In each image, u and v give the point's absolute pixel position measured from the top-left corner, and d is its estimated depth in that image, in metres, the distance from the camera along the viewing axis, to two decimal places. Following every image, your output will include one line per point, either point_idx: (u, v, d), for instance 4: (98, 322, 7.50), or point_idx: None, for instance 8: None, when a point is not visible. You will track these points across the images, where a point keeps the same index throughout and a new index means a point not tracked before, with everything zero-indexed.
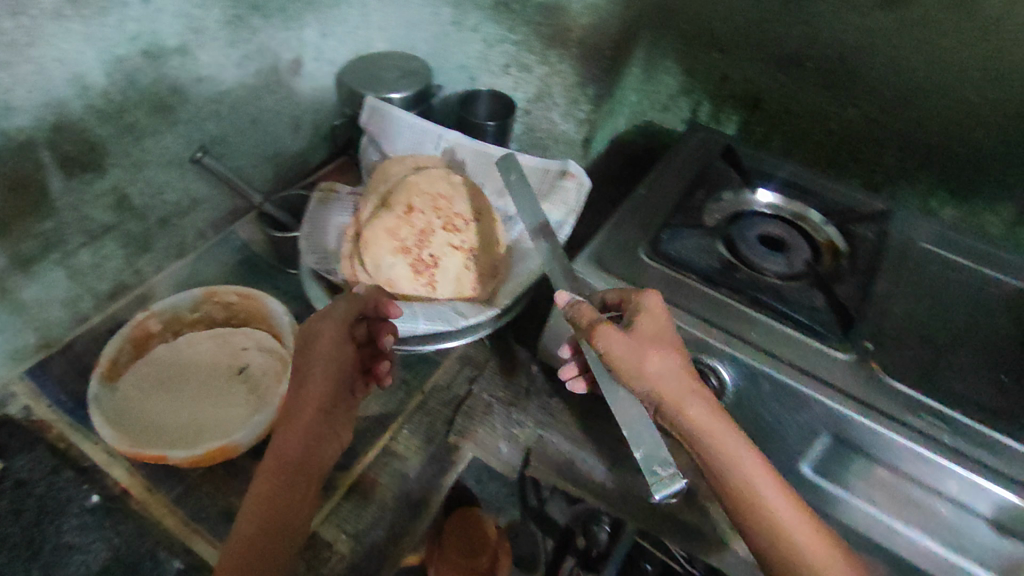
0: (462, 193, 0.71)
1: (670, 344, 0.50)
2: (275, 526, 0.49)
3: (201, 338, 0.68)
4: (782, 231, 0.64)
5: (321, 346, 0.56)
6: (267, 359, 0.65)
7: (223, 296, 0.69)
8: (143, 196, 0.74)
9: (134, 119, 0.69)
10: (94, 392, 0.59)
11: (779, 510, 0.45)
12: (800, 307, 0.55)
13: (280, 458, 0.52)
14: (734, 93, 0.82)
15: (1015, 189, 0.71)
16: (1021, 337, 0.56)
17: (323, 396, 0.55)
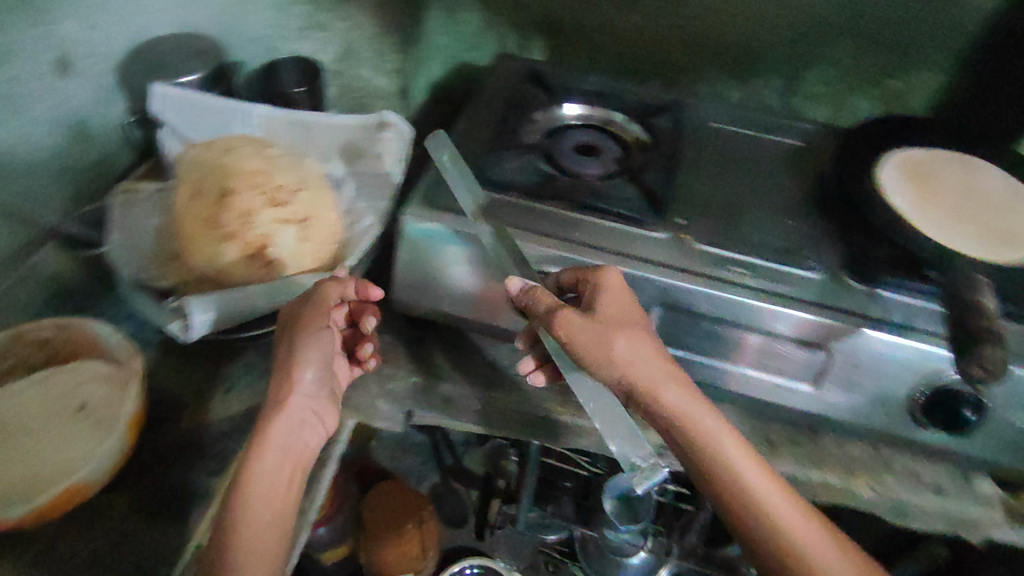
0: (279, 165, 0.67)
1: (640, 325, 0.52)
2: (268, 520, 0.49)
3: (21, 386, 0.61)
4: (593, 138, 0.69)
5: (310, 327, 0.56)
6: (102, 386, 0.60)
7: (34, 335, 0.61)
8: None
9: None
10: None
11: (753, 485, 0.49)
12: (619, 200, 0.60)
13: (269, 449, 0.51)
14: (534, 22, 0.85)
15: (780, 63, 0.81)
16: (796, 187, 0.65)
17: (308, 384, 0.55)
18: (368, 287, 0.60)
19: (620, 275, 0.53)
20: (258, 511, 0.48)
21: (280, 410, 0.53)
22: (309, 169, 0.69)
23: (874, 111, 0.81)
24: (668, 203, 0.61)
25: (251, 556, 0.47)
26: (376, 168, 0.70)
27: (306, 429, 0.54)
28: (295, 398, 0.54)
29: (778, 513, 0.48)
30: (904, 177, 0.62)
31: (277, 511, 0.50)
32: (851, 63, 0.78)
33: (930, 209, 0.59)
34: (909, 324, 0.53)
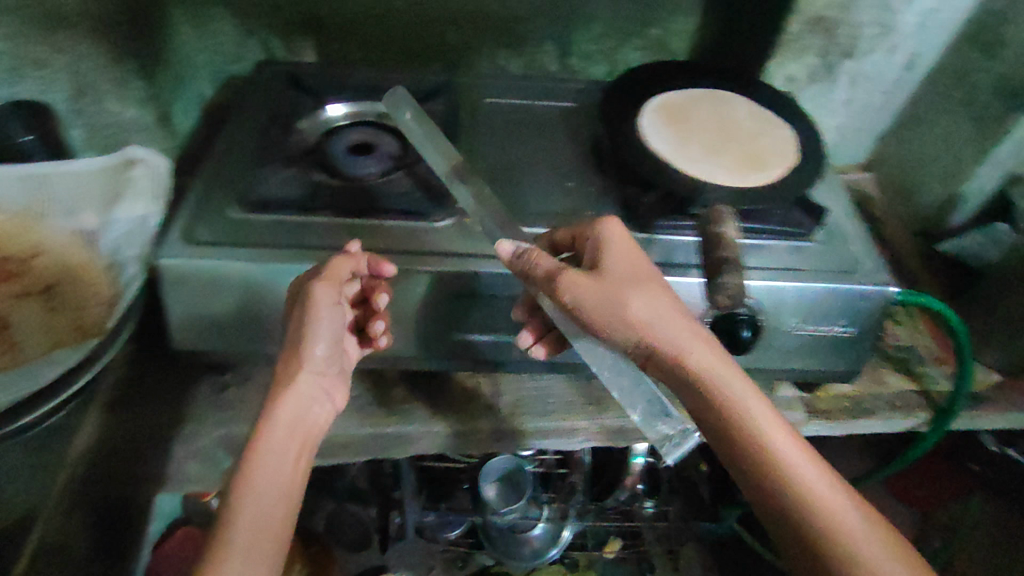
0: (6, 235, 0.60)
1: (651, 283, 0.50)
2: (286, 489, 0.48)
3: None
4: (367, 135, 0.66)
5: (319, 306, 0.52)
6: None
7: None
8: None
9: None
10: None
11: (780, 448, 0.46)
12: (395, 196, 0.59)
13: (280, 417, 0.52)
14: (294, 21, 0.80)
15: (548, 29, 0.82)
16: (573, 148, 0.67)
17: (319, 362, 0.56)
18: (381, 264, 0.54)
19: (620, 225, 0.52)
20: (269, 481, 0.47)
21: (286, 391, 0.53)
22: (48, 238, 0.61)
23: (643, 59, 0.86)
24: (447, 189, 0.61)
25: (266, 513, 0.46)
26: (128, 213, 0.63)
27: (312, 407, 0.55)
28: (301, 376, 0.55)
29: (790, 461, 0.45)
30: (661, 122, 0.65)
31: (285, 483, 0.48)
32: (612, 19, 0.82)
33: (687, 149, 0.63)
34: (677, 262, 0.56)
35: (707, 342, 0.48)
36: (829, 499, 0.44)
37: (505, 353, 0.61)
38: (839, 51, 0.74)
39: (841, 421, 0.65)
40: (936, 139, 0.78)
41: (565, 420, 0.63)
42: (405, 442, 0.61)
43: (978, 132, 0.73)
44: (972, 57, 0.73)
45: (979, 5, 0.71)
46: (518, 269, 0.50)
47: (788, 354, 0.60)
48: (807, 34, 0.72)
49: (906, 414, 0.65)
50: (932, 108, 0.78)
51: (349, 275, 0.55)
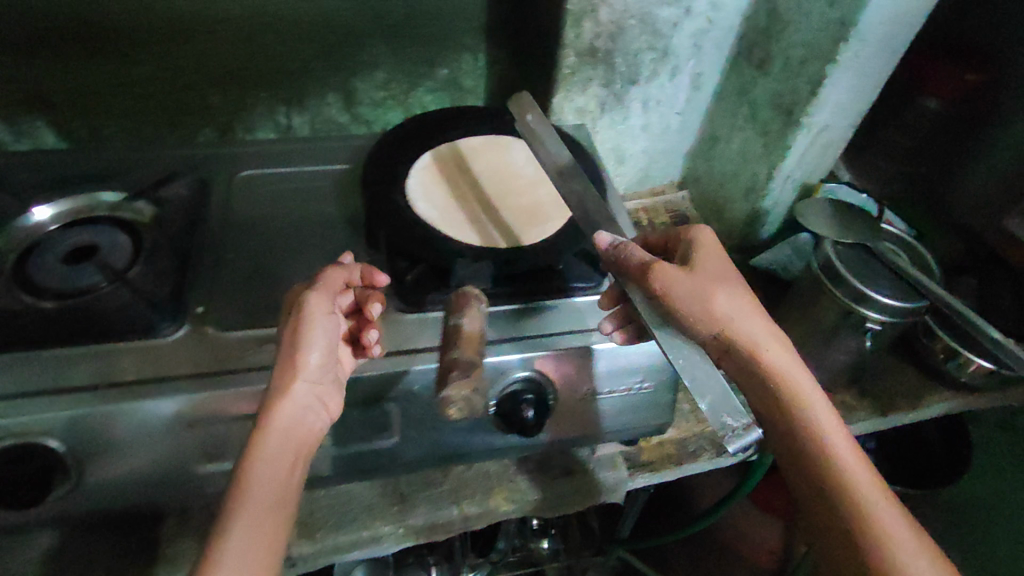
0: None
1: (737, 283, 0.50)
2: (277, 498, 0.42)
3: None
4: (88, 237, 0.56)
5: (313, 314, 0.48)
6: None
7: None
8: None
9: None
10: None
11: (840, 451, 0.44)
12: (110, 314, 0.51)
13: (275, 425, 0.44)
14: (11, 99, 0.67)
15: (324, 79, 0.75)
16: (345, 216, 0.61)
17: (319, 371, 0.47)
18: (375, 273, 0.53)
19: (711, 234, 0.52)
20: (263, 494, 0.41)
21: (282, 397, 0.45)
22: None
23: (436, 100, 0.81)
24: (180, 292, 0.53)
25: (249, 540, 0.39)
26: None
27: (314, 412, 0.46)
28: (298, 384, 0.46)
29: (845, 461, 0.44)
30: (433, 184, 0.61)
31: (279, 493, 0.42)
32: (392, 63, 0.76)
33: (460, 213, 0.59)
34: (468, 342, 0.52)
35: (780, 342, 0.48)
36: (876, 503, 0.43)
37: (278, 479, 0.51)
38: (622, 80, 0.72)
39: (666, 471, 0.62)
40: (733, 156, 0.78)
41: (366, 529, 0.57)
42: None
43: (765, 148, 0.72)
44: (747, 73, 0.73)
45: (745, 22, 0.71)
46: (612, 265, 0.49)
47: (600, 422, 0.55)
48: (583, 66, 0.69)
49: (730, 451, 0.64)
50: (725, 125, 0.78)
51: (343, 285, 0.52)
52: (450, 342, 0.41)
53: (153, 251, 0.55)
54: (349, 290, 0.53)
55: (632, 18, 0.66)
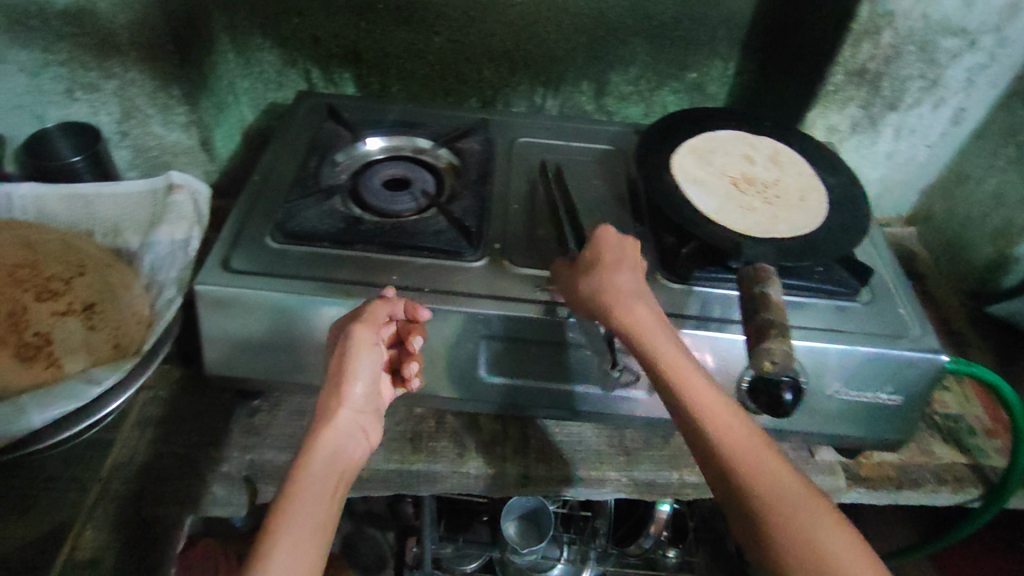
0: (54, 254, 0.61)
1: (616, 265, 0.49)
2: (320, 521, 0.40)
3: None
4: (403, 169, 0.66)
5: (357, 346, 0.48)
6: None
7: None
8: None
9: None
10: None
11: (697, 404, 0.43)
12: (429, 234, 0.59)
13: (321, 447, 0.44)
14: (333, 52, 0.82)
15: (584, 66, 0.82)
16: (611, 190, 0.67)
17: (356, 407, 0.48)
18: (417, 309, 0.51)
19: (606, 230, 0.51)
20: (304, 518, 0.39)
21: (326, 425, 0.46)
22: (82, 242, 0.63)
23: (679, 101, 0.86)
24: (479, 228, 0.60)
25: (293, 556, 0.37)
26: (169, 238, 0.65)
27: (354, 443, 0.47)
28: (343, 411, 0.47)
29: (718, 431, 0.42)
30: (719, 159, 0.65)
31: (323, 518, 0.40)
32: (649, 61, 0.82)
33: (750, 184, 0.62)
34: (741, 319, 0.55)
35: (646, 311, 0.47)
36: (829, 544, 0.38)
37: (538, 399, 0.58)
38: (882, 104, 0.73)
39: (886, 491, 0.61)
40: (984, 197, 0.76)
41: (596, 469, 0.60)
42: (429, 483, 0.60)
43: None
44: (1020, 115, 0.71)
45: None
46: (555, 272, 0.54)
47: (839, 420, 0.56)
48: (848, 85, 0.71)
49: (957, 488, 0.61)
50: (980, 164, 0.76)
51: (387, 318, 0.52)
52: (756, 305, 0.45)
53: (451, 192, 0.64)
54: (392, 321, 0.53)
55: (912, 44, 0.68)
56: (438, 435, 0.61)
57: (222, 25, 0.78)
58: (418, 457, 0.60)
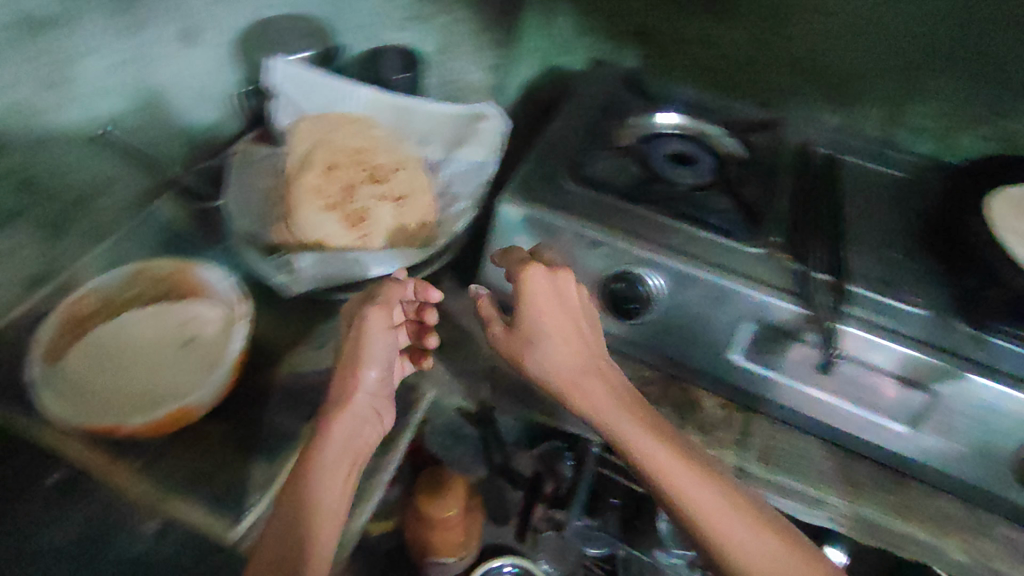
0: (383, 146, 0.73)
1: (553, 337, 0.55)
2: (330, 502, 0.49)
3: (143, 315, 0.67)
4: (689, 148, 0.69)
5: (371, 331, 0.56)
6: (211, 326, 0.65)
7: (155, 271, 0.69)
8: (54, 176, 0.68)
9: (26, 94, 0.62)
10: (36, 376, 0.60)
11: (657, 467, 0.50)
12: (713, 211, 0.61)
13: (337, 430, 0.53)
14: (630, 31, 0.87)
15: (884, 90, 0.79)
16: (902, 217, 0.64)
17: (372, 387, 0.56)
18: (429, 290, 0.59)
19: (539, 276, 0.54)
20: (318, 490, 0.49)
21: (343, 409, 0.54)
22: (404, 143, 0.75)
23: (983, 149, 0.79)
24: (761, 216, 0.61)
25: (299, 543, 0.46)
26: (468, 158, 0.74)
27: (364, 428, 0.55)
28: (358, 395, 0.55)
29: (688, 493, 0.49)
30: None
31: (340, 494, 0.50)
32: (963, 100, 0.76)
33: None
34: None
35: (595, 382, 0.54)
36: (740, 537, 0.47)
37: (780, 397, 0.59)
38: None
39: None
40: None
41: (818, 490, 0.58)
42: None
43: None
44: None
45: None
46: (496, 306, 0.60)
47: None
48: None
49: None
50: None
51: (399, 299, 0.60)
52: None
53: (736, 177, 0.65)
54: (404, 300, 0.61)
55: None
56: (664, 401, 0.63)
57: None
58: None
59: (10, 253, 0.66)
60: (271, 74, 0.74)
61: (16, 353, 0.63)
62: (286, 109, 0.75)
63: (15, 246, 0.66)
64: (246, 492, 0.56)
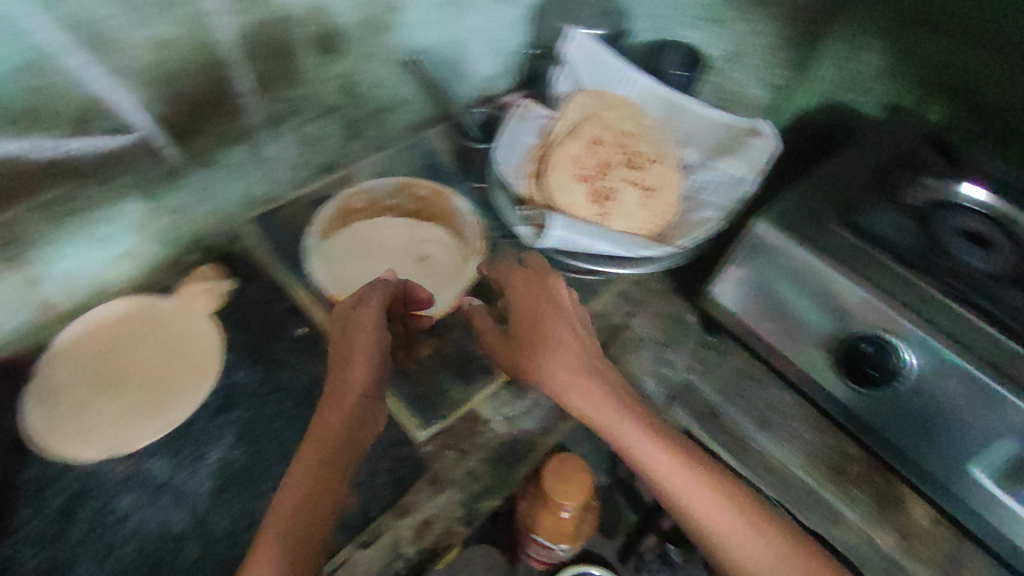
0: (646, 136, 0.74)
1: (539, 332, 0.58)
2: (316, 489, 0.48)
3: (395, 222, 0.78)
4: (987, 229, 0.60)
5: (357, 332, 0.58)
6: (445, 252, 0.75)
7: (416, 189, 0.79)
8: (368, 85, 0.79)
9: (374, 12, 0.73)
10: (310, 244, 0.73)
11: (680, 491, 0.49)
12: (1007, 308, 0.53)
13: (335, 420, 0.53)
14: (946, 84, 0.73)
15: None
16: None
17: (370, 383, 0.56)
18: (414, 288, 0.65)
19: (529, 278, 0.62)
20: (300, 479, 0.48)
21: (333, 406, 0.54)
22: (665, 138, 0.76)
23: None
24: None
25: (295, 529, 0.45)
26: (726, 171, 0.72)
27: (360, 425, 0.54)
28: (353, 390, 0.55)
29: (711, 517, 0.48)
30: None
31: (321, 484, 0.48)
32: None
33: None
34: None
35: (597, 393, 0.53)
36: (750, 549, 0.48)
37: (1015, 532, 0.53)
38: None
39: None
40: None
41: None
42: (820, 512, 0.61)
43: None
44: None
45: None
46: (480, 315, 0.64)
47: None
48: None
49: None
50: None
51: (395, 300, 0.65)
52: None
53: None
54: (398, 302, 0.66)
55: None
56: (854, 480, 0.62)
57: (852, 17, 0.75)
58: (827, 484, 0.62)
59: (319, 138, 0.79)
60: (565, 43, 0.78)
61: (304, 228, 0.79)
62: (566, 80, 0.79)
63: (323, 135, 0.80)
64: (438, 406, 0.67)
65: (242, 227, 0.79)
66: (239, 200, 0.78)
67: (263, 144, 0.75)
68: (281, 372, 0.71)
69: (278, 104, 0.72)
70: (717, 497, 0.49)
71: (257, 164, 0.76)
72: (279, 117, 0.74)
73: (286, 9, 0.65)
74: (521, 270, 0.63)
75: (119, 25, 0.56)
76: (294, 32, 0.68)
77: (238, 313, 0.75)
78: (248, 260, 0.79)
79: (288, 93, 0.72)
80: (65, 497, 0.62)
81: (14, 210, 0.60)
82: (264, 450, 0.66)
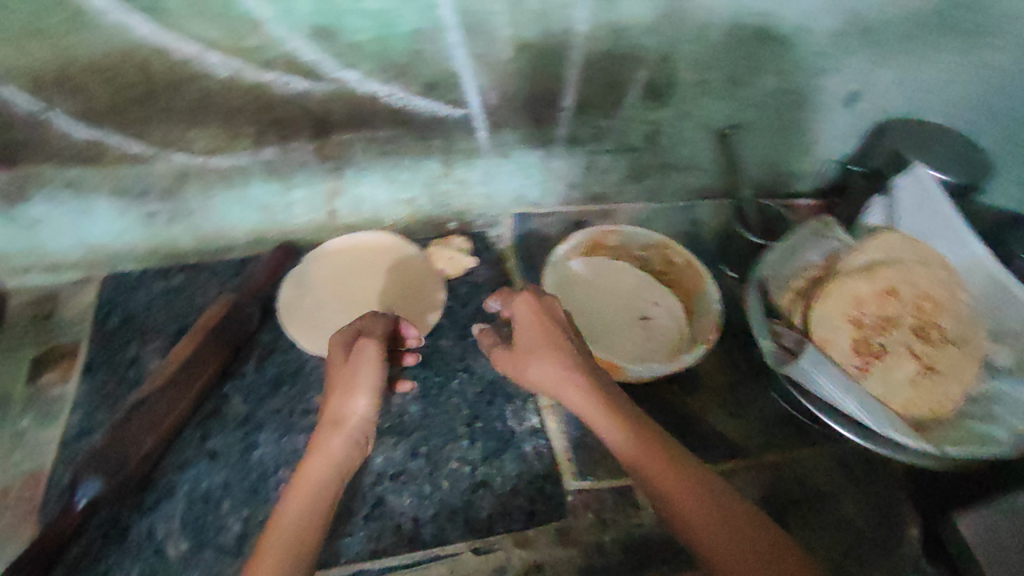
0: (955, 310, 0.63)
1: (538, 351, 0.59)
2: (315, 492, 0.49)
3: (632, 274, 0.83)
4: None
5: (362, 354, 0.59)
6: (666, 323, 0.80)
7: (671, 253, 0.80)
8: (670, 141, 0.81)
9: (711, 78, 0.74)
10: (553, 260, 0.79)
11: (680, 502, 0.47)
12: None
13: (335, 438, 0.53)
14: None
15: None
16: None
17: (370, 411, 0.56)
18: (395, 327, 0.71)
19: (523, 306, 0.63)
20: (306, 488, 0.49)
21: (333, 428, 0.54)
22: (980, 321, 0.63)
23: None
24: None
25: (291, 532, 0.45)
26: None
27: (354, 450, 0.54)
28: (352, 416, 0.55)
29: (709, 528, 0.45)
30: None
31: (322, 500, 0.49)
32: None
33: None
34: None
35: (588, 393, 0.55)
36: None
37: None
38: None
39: None
40: None
41: None
42: None
43: None
44: None
45: None
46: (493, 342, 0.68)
47: None
48: None
49: None
50: None
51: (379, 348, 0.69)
52: None
53: None
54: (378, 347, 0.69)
55: None
56: None
57: None
58: None
59: (604, 170, 0.84)
60: (902, 177, 0.71)
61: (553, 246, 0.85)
62: (882, 215, 0.73)
63: (609, 169, 0.83)
64: (598, 467, 0.69)
65: (501, 219, 0.87)
66: (511, 196, 0.84)
67: (557, 157, 0.80)
68: (476, 360, 0.76)
69: (586, 128, 0.77)
70: (721, 516, 0.46)
71: (543, 172, 0.82)
72: (581, 139, 0.79)
73: (639, 49, 0.70)
74: (522, 296, 0.65)
75: (501, 23, 0.64)
76: (636, 72, 0.72)
77: (465, 291, 0.82)
78: (493, 249, 0.86)
79: (600, 121, 0.77)
80: (277, 371, 0.73)
81: (353, 135, 0.72)
82: (435, 417, 0.71)
